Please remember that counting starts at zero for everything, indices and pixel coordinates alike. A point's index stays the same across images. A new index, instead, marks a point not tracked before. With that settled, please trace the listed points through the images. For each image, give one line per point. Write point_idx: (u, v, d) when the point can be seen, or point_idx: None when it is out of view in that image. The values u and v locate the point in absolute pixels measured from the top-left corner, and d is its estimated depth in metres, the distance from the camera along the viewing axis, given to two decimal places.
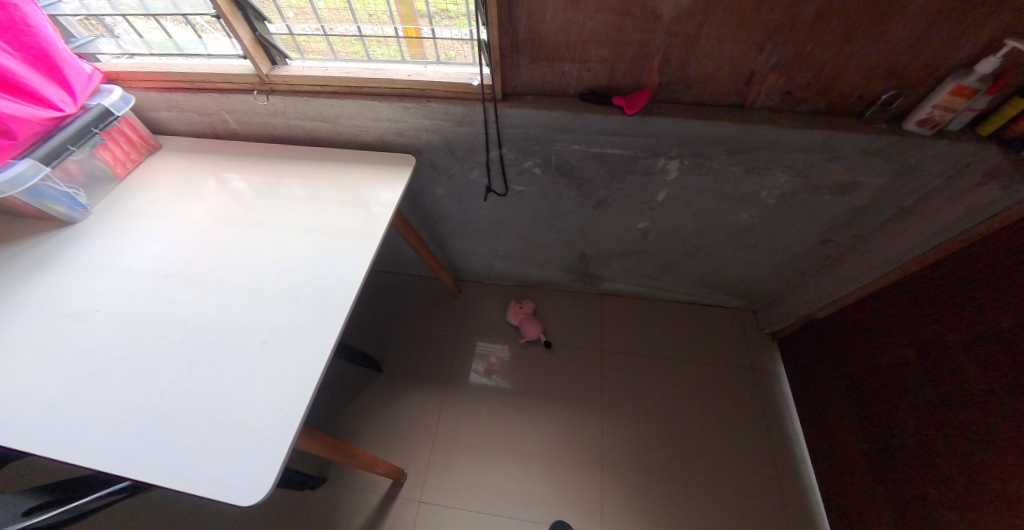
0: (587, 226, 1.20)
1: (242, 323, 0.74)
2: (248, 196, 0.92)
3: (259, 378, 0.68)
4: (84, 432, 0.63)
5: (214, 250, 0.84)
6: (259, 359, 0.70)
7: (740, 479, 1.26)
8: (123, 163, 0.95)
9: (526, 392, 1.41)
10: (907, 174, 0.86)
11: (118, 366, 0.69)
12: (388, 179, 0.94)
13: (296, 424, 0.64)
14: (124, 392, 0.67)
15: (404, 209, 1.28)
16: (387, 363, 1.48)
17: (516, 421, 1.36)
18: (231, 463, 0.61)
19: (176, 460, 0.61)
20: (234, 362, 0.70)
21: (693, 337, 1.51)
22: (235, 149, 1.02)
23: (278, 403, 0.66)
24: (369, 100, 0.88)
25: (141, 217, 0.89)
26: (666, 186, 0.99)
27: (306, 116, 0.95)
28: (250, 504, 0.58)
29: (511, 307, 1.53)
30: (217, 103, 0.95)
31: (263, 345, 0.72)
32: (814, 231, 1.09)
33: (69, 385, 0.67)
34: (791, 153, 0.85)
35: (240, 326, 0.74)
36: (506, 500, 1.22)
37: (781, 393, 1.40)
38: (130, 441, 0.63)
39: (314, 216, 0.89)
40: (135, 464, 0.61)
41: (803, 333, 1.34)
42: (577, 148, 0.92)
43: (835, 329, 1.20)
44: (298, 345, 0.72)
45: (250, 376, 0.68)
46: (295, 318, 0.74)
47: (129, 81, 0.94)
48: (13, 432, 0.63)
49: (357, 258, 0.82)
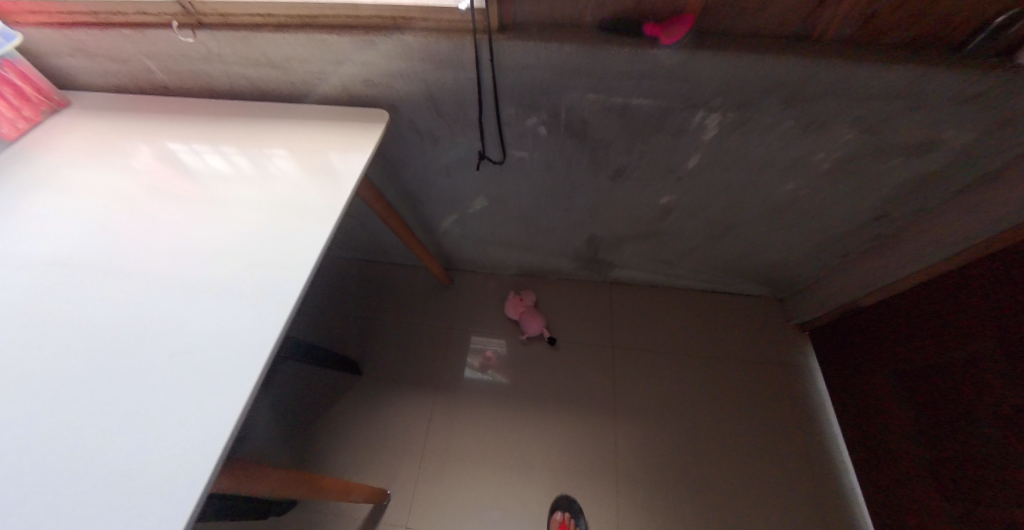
0: (600, 204, 1.01)
1: (154, 328, 0.55)
2: (177, 163, 0.73)
3: (171, 407, 0.50)
4: None
5: (126, 233, 0.64)
6: (173, 379, 0.51)
7: (771, 484, 1.12)
8: (11, 121, 0.74)
9: (529, 389, 1.25)
10: (1008, 127, 0.69)
11: None
12: (357, 141, 0.75)
13: None
14: None
15: (383, 187, 1.09)
16: (369, 365, 1.30)
17: (517, 421, 1.20)
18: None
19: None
20: (138, 384, 0.51)
21: (714, 329, 1.35)
22: (166, 106, 0.82)
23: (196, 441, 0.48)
24: (326, 35, 0.68)
25: (34, 191, 0.69)
26: (701, 149, 0.81)
27: (248, 61, 0.75)
28: None
29: (509, 300, 1.35)
30: (132, 44, 0.74)
31: (176, 360, 0.53)
32: (870, 205, 0.91)
33: None
34: (864, 100, 0.67)
35: (149, 335, 0.55)
36: (506, 510, 1.07)
37: (815, 388, 1.25)
38: None
39: (262, 183, 0.70)
40: None
41: (843, 323, 1.18)
42: (593, 99, 0.73)
43: (887, 318, 1.04)
44: (229, 358, 0.53)
45: (159, 403, 0.50)
46: (226, 321, 0.56)
47: (18, 18, 0.74)
48: None
49: (314, 242, 0.63)
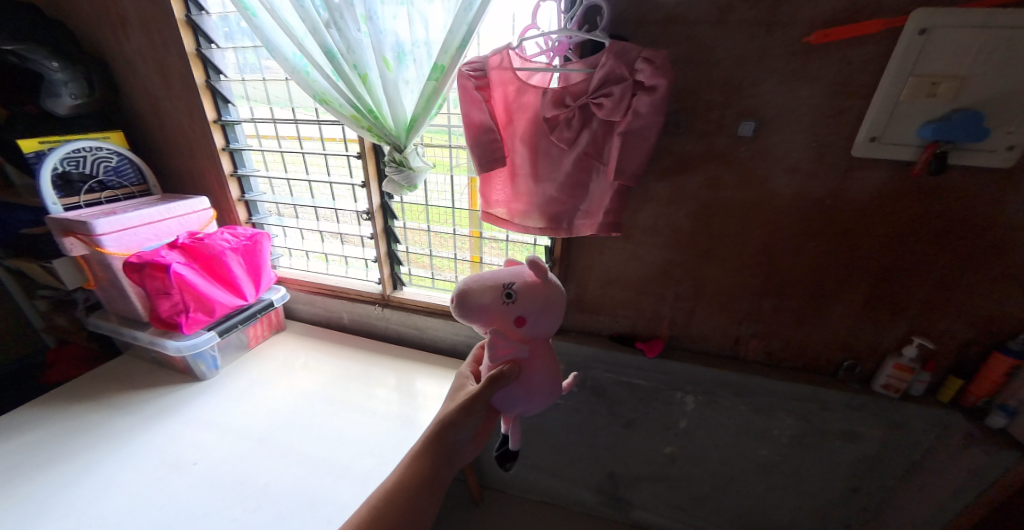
0: (611, 444, 1.28)
1: (317, 455, 1.00)
2: (334, 369, 1.27)
3: (291, 480, 0.94)
4: (129, 494, 0.90)
5: (299, 395, 1.18)
6: (306, 477, 0.95)
7: None
8: (256, 337, 1.37)
9: (461, 426, 0.77)
10: (902, 431, 0.98)
11: (190, 452, 1.00)
12: (444, 378, 1.24)
13: (314, 516, 0.87)
14: (187, 471, 0.96)
15: None
16: None
17: (448, 463, 0.79)
18: (239, 519, 0.86)
19: (198, 517, 0.86)
20: (283, 478, 0.95)
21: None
22: (342, 339, 1.42)
23: (305, 503, 0.90)
24: (454, 320, 1.26)
25: (267, 361, 1.31)
26: (686, 415, 1.14)
27: (402, 322, 1.35)
28: None
29: (560, 300, 0.75)
30: (343, 305, 1.41)
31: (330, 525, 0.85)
32: (840, 479, 1.10)
33: (166, 450, 1.01)
34: (787, 400, 1.04)
35: (317, 463, 0.98)
36: None
37: None
38: (186, 493, 0.91)
39: (391, 435, 1.05)
40: (179, 513, 0.87)
41: None
42: (609, 375, 1.14)
43: None
44: (332, 470, 0.96)
45: (296, 481, 0.94)
46: (340, 451, 1.01)
47: (291, 283, 1.46)
48: (111, 473, 0.95)
49: (387, 431, 1.07)
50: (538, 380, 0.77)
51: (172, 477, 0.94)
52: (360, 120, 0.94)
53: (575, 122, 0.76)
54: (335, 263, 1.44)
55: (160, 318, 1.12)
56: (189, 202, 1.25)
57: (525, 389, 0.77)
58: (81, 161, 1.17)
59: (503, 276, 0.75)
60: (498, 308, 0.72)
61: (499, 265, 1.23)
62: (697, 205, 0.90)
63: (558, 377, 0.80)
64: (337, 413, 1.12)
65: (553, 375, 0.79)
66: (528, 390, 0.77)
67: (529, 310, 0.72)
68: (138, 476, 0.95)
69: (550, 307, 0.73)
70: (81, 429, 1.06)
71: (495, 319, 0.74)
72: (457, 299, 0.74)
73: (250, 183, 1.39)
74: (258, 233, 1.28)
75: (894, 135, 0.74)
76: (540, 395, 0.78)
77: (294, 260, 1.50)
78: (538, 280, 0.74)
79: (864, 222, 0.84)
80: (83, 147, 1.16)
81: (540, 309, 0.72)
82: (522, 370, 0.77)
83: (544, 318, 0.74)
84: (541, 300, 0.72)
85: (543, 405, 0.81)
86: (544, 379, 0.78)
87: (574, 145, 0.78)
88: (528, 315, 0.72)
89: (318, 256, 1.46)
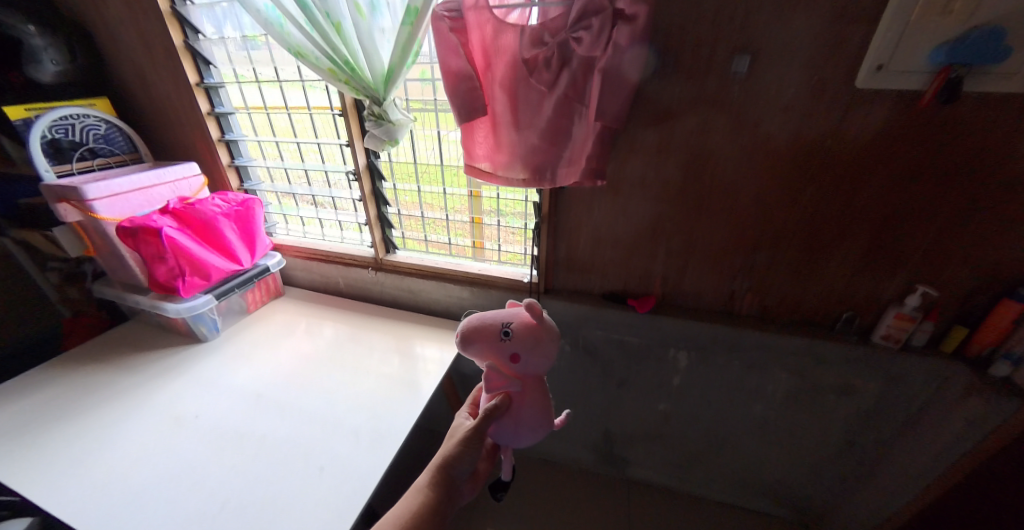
0: (606, 403, 1.29)
1: (313, 411, 1.03)
2: (333, 333, 1.29)
3: (287, 433, 0.97)
4: (134, 444, 0.95)
5: (297, 356, 1.20)
6: (301, 429, 0.98)
7: None
8: (256, 302, 1.40)
9: (458, 460, 0.76)
10: (898, 384, 0.96)
11: (191, 408, 1.04)
12: (438, 340, 1.25)
13: (308, 464, 0.90)
14: (189, 425, 1.00)
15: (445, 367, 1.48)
16: None
17: (450, 501, 0.75)
18: (236, 466, 0.90)
19: (198, 464, 0.90)
20: (280, 431, 0.98)
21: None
22: (339, 303, 1.43)
23: (300, 453, 0.93)
24: (447, 283, 1.26)
25: (268, 325, 1.34)
26: (679, 372, 1.14)
27: (396, 286, 1.35)
28: (257, 489, 0.85)
29: (554, 340, 0.75)
30: (338, 271, 1.42)
31: (322, 472, 0.88)
32: (834, 433, 1.09)
33: (170, 405, 1.05)
34: (781, 355, 1.02)
35: (313, 418, 1.01)
36: None
37: None
38: (187, 443, 0.95)
39: (386, 392, 1.08)
40: (181, 461, 0.91)
41: None
42: (601, 334, 1.14)
43: None
44: (327, 424, 0.99)
45: (292, 434, 0.97)
46: (336, 407, 1.04)
47: (287, 250, 1.47)
48: (117, 426, 0.99)
49: (382, 388, 1.09)
50: (528, 415, 0.77)
51: (174, 430, 0.98)
52: (337, 73, 0.90)
53: (554, 63, 0.73)
54: (329, 229, 1.45)
55: (157, 282, 1.14)
56: (178, 168, 1.24)
57: (514, 423, 0.77)
58: (70, 129, 1.15)
59: (500, 315, 0.76)
60: (492, 344, 0.73)
61: (490, 225, 1.21)
62: (688, 153, 0.87)
63: (549, 415, 0.79)
64: (333, 373, 1.14)
65: (543, 412, 0.78)
66: (516, 425, 0.77)
67: (521, 350, 0.73)
68: (143, 428, 0.99)
69: (542, 347, 0.73)
70: (91, 387, 1.10)
71: (489, 355, 0.75)
72: (455, 335, 0.76)
73: (238, 148, 1.38)
74: (249, 198, 1.28)
75: (902, 62, 0.70)
76: (530, 431, 0.78)
77: (289, 227, 1.51)
78: (533, 321, 0.74)
79: (865, 164, 0.79)
80: (70, 115, 1.15)
81: (533, 348, 0.73)
82: (512, 404, 0.78)
83: (536, 358, 0.74)
84: (534, 340, 0.73)
85: (532, 440, 0.80)
86: (534, 416, 0.77)
87: (554, 88, 0.75)
88: (521, 353, 0.72)
89: (312, 222, 1.47)
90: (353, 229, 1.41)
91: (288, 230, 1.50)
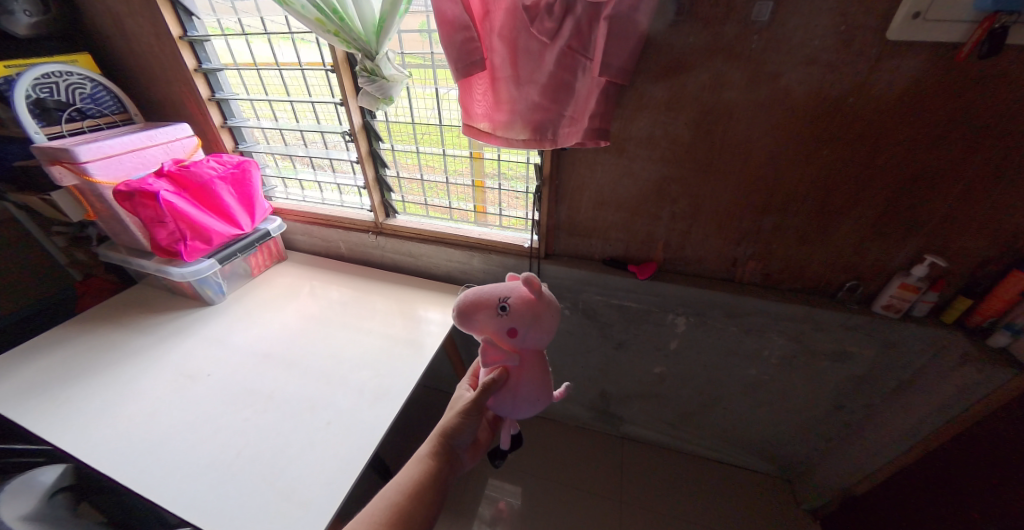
0: (603, 364, 1.32)
1: (318, 371, 1.05)
2: (335, 296, 1.30)
3: (295, 390, 1.01)
4: (149, 398, 0.99)
5: (301, 318, 1.22)
6: (308, 387, 1.01)
7: None
8: (259, 266, 1.40)
9: (458, 431, 0.78)
10: (895, 351, 0.97)
11: (202, 366, 1.07)
12: (440, 304, 1.26)
13: (315, 418, 0.94)
14: (200, 381, 1.03)
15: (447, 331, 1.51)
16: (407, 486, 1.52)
17: (453, 471, 0.78)
18: (249, 417, 0.94)
19: (212, 417, 0.95)
20: (286, 389, 1.01)
21: (731, 505, 1.33)
22: (341, 267, 1.44)
23: (308, 407, 0.96)
24: (447, 247, 1.25)
25: (272, 288, 1.35)
26: (677, 336, 1.15)
27: (396, 250, 1.35)
28: (270, 439, 0.90)
29: (553, 313, 0.75)
30: (339, 235, 1.41)
31: (329, 425, 0.92)
32: (826, 395, 1.11)
33: (182, 362, 1.08)
34: (780, 320, 1.02)
35: (318, 378, 1.04)
36: None
37: None
38: (200, 398, 0.99)
39: (389, 353, 1.10)
40: (194, 414, 0.95)
41: (851, 512, 1.15)
42: (600, 298, 1.14)
43: (880, 511, 1.06)
44: (333, 382, 1.02)
45: (300, 390, 1.01)
46: (341, 366, 1.06)
47: (287, 214, 1.46)
48: (134, 381, 1.03)
49: (385, 349, 1.11)
50: (527, 388, 0.79)
51: (187, 385, 1.02)
52: (325, 24, 0.84)
53: (556, 9, 0.67)
54: (329, 192, 1.43)
55: (159, 246, 1.13)
56: (169, 128, 1.21)
57: (513, 396, 0.79)
58: (54, 88, 1.11)
59: (498, 289, 0.76)
60: (491, 319, 0.74)
61: (491, 189, 1.18)
62: (697, 112, 0.82)
63: (547, 387, 0.81)
64: (336, 334, 1.16)
65: (542, 385, 0.80)
66: (516, 397, 0.79)
67: (520, 323, 0.73)
68: (157, 383, 1.03)
69: (540, 321, 0.73)
70: (106, 346, 1.13)
71: (486, 329, 0.76)
72: (454, 310, 0.77)
73: (230, 107, 1.33)
74: (244, 160, 1.25)
75: (942, 10, 0.64)
76: (528, 403, 0.80)
77: (287, 190, 1.49)
78: (532, 296, 0.75)
79: (887, 123, 0.75)
80: (53, 72, 1.11)
81: (532, 323, 0.73)
82: (511, 377, 0.79)
83: (535, 332, 0.74)
84: (532, 315, 0.73)
85: (530, 412, 0.83)
86: (532, 388, 0.79)
87: (556, 38, 0.70)
88: (519, 328, 0.73)
89: (310, 185, 1.44)
90: (352, 192, 1.39)
91: (286, 193, 1.48)
